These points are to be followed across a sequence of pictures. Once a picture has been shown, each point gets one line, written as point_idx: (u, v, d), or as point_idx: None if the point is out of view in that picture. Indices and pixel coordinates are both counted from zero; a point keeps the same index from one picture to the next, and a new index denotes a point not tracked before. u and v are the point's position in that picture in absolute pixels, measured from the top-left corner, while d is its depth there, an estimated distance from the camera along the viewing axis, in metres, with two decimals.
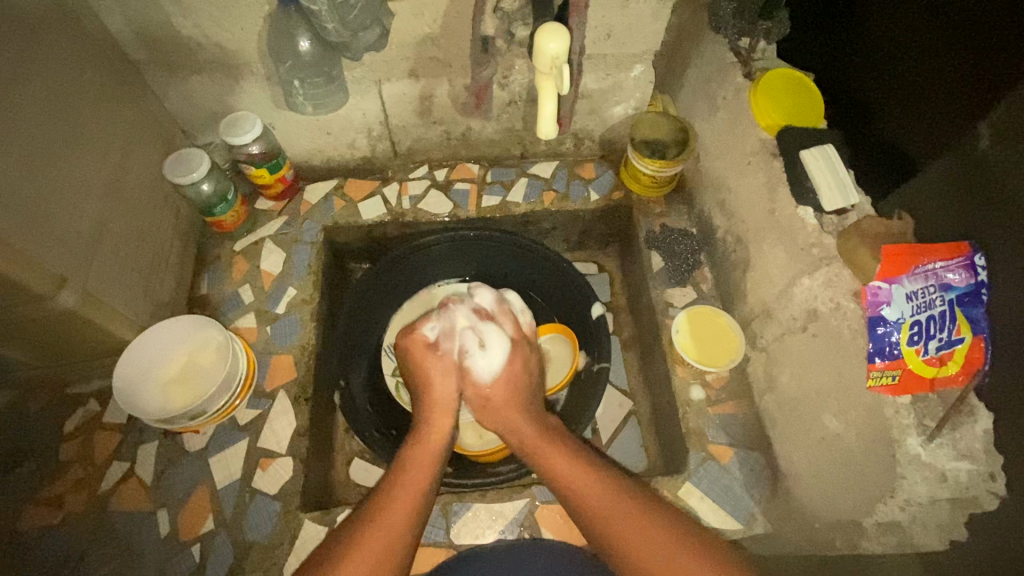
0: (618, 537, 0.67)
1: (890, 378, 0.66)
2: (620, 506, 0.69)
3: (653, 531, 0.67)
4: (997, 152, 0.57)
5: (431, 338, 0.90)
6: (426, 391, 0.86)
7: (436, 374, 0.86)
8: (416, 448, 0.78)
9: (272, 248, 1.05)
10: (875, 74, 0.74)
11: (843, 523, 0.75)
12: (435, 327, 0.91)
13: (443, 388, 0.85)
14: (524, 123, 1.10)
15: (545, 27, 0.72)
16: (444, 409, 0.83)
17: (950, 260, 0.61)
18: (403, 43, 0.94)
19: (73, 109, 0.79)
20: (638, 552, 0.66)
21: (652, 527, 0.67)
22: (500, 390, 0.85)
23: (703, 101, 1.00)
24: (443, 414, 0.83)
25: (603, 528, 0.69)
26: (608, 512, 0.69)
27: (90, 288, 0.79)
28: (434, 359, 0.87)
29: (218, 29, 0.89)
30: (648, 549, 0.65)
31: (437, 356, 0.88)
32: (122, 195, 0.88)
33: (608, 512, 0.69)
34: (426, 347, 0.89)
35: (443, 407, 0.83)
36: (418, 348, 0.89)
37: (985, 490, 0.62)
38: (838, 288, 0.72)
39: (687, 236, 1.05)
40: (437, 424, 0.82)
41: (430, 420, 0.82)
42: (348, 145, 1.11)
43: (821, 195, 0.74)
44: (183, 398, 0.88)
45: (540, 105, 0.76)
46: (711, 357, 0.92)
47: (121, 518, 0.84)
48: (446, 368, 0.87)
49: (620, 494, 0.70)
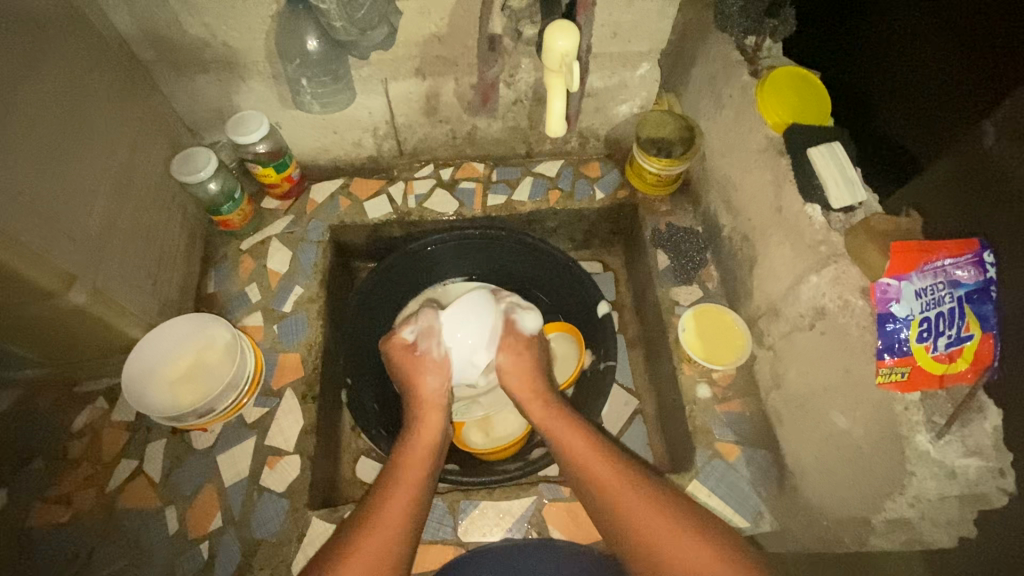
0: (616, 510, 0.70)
1: (899, 375, 0.66)
2: (619, 491, 0.70)
3: (653, 509, 0.68)
4: (1002, 151, 0.58)
5: (409, 340, 0.90)
6: (416, 388, 0.86)
7: (428, 366, 0.87)
8: (411, 444, 0.79)
9: (279, 247, 1.06)
10: (880, 69, 0.74)
11: (852, 520, 0.75)
12: (413, 329, 0.91)
13: (433, 384, 0.86)
14: (530, 122, 1.10)
15: (557, 24, 0.72)
16: (433, 405, 0.84)
17: (958, 257, 0.61)
18: (410, 41, 0.94)
19: (81, 108, 0.80)
20: (639, 526, 0.67)
21: (652, 509, 0.68)
22: (520, 377, 0.86)
23: (709, 99, 1.00)
24: (432, 409, 0.84)
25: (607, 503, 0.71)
26: (608, 487, 0.71)
27: (98, 286, 0.79)
28: (420, 356, 0.88)
29: (225, 28, 0.89)
30: (658, 529, 0.67)
31: (421, 356, 0.88)
32: (130, 193, 0.88)
33: (610, 485, 0.71)
34: (406, 350, 0.89)
35: (430, 403, 0.84)
36: (400, 352, 0.89)
37: (994, 487, 0.61)
38: (846, 285, 0.72)
39: (693, 234, 1.05)
40: (429, 423, 0.83)
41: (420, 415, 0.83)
42: (354, 144, 1.11)
43: (829, 193, 0.74)
44: (192, 395, 0.88)
45: (550, 103, 0.76)
46: (717, 355, 0.92)
47: (129, 516, 0.85)
48: (437, 360, 0.88)
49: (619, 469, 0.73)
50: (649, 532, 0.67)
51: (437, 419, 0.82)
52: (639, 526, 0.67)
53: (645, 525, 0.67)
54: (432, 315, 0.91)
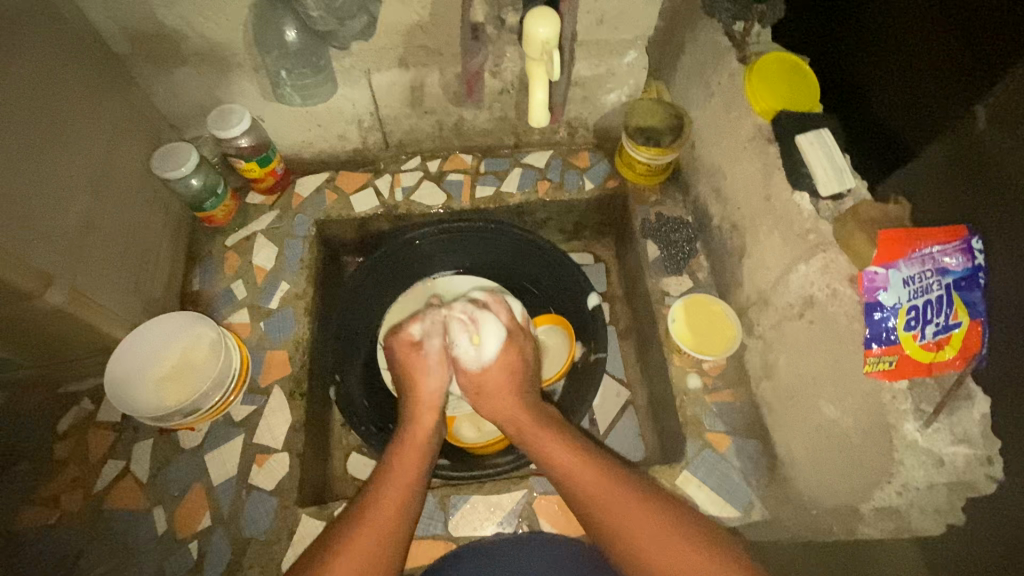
0: (612, 521, 0.68)
1: (888, 363, 0.65)
2: (624, 507, 0.68)
3: (652, 518, 0.67)
4: (993, 136, 0.57)
5: (415, 337, 0.89)
6: (414, 390, 0.86)
7: (432, 364, 0.87)
8: (404, 450, 0.78)
9: (264, 242, 1.04)
10: (877, 54, 0.72)
11: (840, 508, 0.75)
12: (421, 326, 0.90)
13: (434, 384, 0.85)
14: (517, 112, 1.08)
15: (535, 11, 0.71)
16: (430, 407, 0.84)
17: (946, 244, 0.61)
18: (393, 31, 0.93)
19: (55, 104, 0.78)
20: (633, 534, 0.66)
21: (657, 522, 0.67)
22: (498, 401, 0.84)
23: (697, 86, 0.99)
24: (427, 412, 0.83)
25: (602, 514, 0.69)
26: (611, 508, 0.69)
27: (77, 285, 0.78)
28: (421, 357, 0.87)
29: (203, 20, 0.88)
30: (665, 550, 0.65)
31: (426, 355, 0.88)
32: (109, 190, 0.87)
33: (606, 498, 0.70)
34: (411, 346, 0.89)
35: (428, 405, 0.84)
36: (406, 348, 0.89)
37: (981, 475, 0.62)
38: (834, 274, 0.71)
39: (683, 224, 1.03)
40: (422, 427, 0.82)
41: (416, 418, 0.83)
42: (338, 137, 1.09)
43: (816, 179, 0.74)
44: (177, 395, 0.87)
45: (532, 93, 0.75)
46: (707, 345, 0.92)
47: (117, 517, 0.84)
48: (438, 356, 0.88)
49: (615, 480, 0.71)
50: (648, 548, 0.65)
51: (431, 421, 0.82)
52: (637, 537, 0.66)
53: (651, 546, 0.65)
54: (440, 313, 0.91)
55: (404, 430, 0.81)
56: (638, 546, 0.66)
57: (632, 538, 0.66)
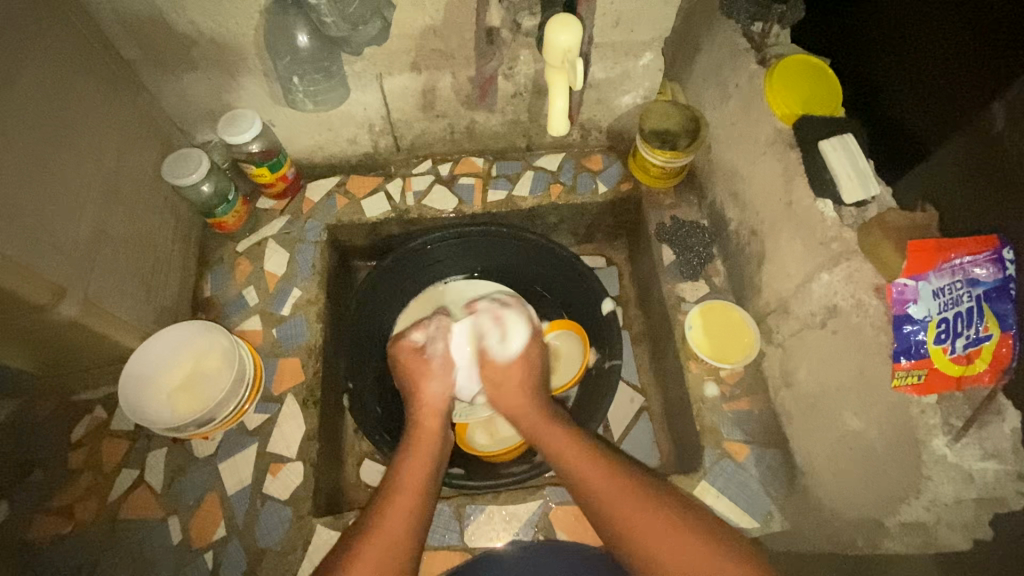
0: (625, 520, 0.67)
1: (916, 378, 0.64)
2: (635, 505, 0.68)
3: (661, 522, 0.66)
4: (1010, 135, 0.56)
5: (417, 343, 0.89)
6: (416, 394, 0.84)
7: (435, 369, 0.86)
8: (408, 454, 0.77)
9: (275, 248, 1.03)
10: (897, 56, 0.71)
11: (865, 521, 0.73)
12: (424, 333, 0.90)
13: (436, 389, 0.84)
14: (530, 115, 1.07)
15: (554, 19, 0.70)
16: (434, 411, 0.82)
17: (978, 254, 0.59)
18: (405, 34, 0.91)
19: (66, 113, 0.77)
20: (642, 536, 0.66)
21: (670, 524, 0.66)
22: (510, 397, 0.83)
23: (715, 89, 0.97)
24: (431, 417, 0.82)
25: (612, 515, 0.68)
26: (622, 508, 0.68)
27: (90, 296, 0.77)
28: (423, 363, 0.86)
29: (212, 24, 0.86)
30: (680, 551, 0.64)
31: (427, 360, 0.86)
32: (120, 199, 0.86)
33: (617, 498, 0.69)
34: (413, 354, 0.88)
35: (429, 410, 0.82)
36: (407, 355, 0.88)
37: (1011, 490, 0.61)
38: (859, 283, 0.70)
39: (699, 228, 1.02)
40: (426, 432, 0.80)
41: (420, 424, 0.82)
42: (349, 140, 1.08)
43: (841, 186, 0.72)
44: (190, 405, 0.87)
45: (552, 101, 0.74)
46: (724, 352, 0.90)
47: (133, 526, 0.84)
48: (441, 362, 0.86)
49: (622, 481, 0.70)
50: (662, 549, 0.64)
51: (435, 427, 0.81)
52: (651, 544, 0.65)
53: (667, 547, 0.64)
54: (442, 321, 0.90)
55: (409, 436, 0.80)
56: (649, 550, 0.65)
57: (647, 546, 0.65)
